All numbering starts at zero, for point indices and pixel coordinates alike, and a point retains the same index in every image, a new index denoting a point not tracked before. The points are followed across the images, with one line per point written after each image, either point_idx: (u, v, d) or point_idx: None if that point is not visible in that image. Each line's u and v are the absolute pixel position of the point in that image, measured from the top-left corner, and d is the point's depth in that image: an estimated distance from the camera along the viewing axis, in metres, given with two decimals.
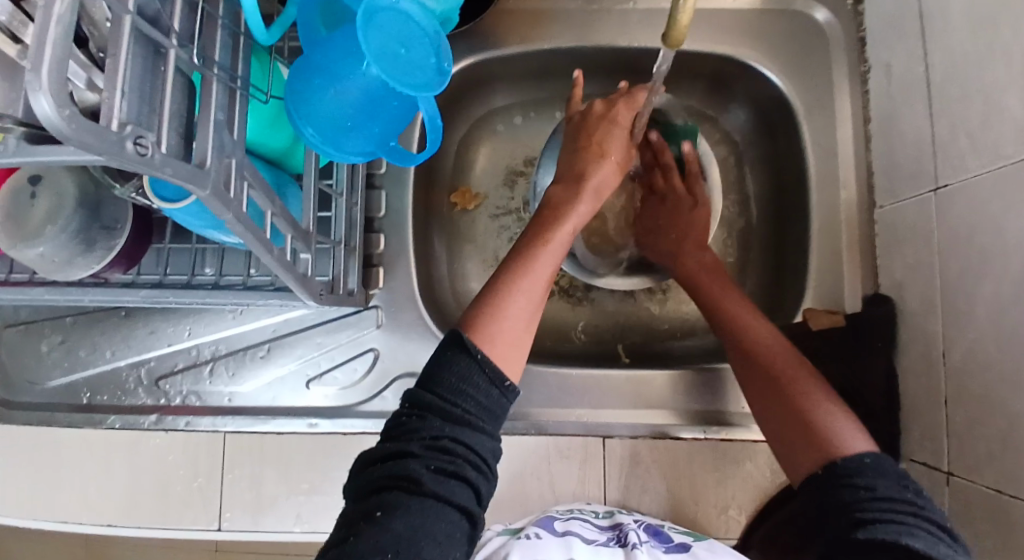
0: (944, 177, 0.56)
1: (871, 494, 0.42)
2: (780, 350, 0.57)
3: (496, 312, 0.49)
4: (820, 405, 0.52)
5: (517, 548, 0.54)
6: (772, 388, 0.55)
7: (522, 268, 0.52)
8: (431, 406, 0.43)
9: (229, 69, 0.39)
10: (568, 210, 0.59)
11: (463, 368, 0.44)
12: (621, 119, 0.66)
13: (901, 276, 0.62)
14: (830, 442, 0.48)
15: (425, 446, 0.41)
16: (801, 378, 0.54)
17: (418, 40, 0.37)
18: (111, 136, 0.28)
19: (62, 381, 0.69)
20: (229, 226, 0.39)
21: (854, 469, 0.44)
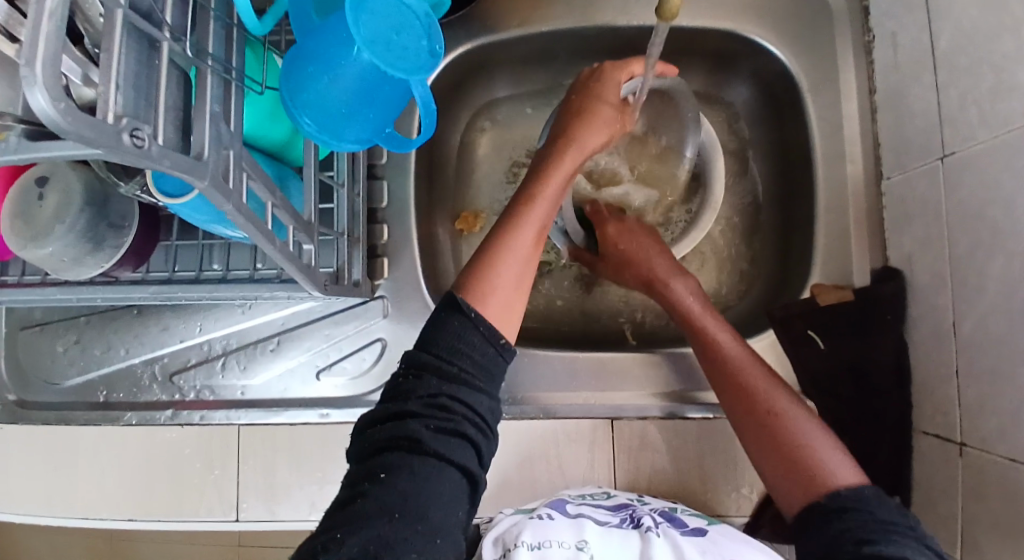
0: (952, 146, 0.55)
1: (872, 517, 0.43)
2: (749, 366, 0.57)
3: (490, 269, 0.48)
4: (805, 438, 0.52)
5: (530, 528, 0.54)
6: (757, 424, 0.54)
7: (510, 226, 0.51)
8: (427, 366, 0.43)
9: (224, 61, 0.39)
10: (551, 173, 0.57)
11: (456, 328, 0.44)
12: (613, 86, 0.61)
13: (909, 248, 0.62)
14: (819, 478, 0.48)
15: (423, 406, 0.41)
16: (773, 398, 0.55)
17: (410, 24, 0.36)
18: (107, 128, 0.29)
19: (78, 380, 0.70)
20: (230, 217, 0.40)
21: (855, 497, 0.45)
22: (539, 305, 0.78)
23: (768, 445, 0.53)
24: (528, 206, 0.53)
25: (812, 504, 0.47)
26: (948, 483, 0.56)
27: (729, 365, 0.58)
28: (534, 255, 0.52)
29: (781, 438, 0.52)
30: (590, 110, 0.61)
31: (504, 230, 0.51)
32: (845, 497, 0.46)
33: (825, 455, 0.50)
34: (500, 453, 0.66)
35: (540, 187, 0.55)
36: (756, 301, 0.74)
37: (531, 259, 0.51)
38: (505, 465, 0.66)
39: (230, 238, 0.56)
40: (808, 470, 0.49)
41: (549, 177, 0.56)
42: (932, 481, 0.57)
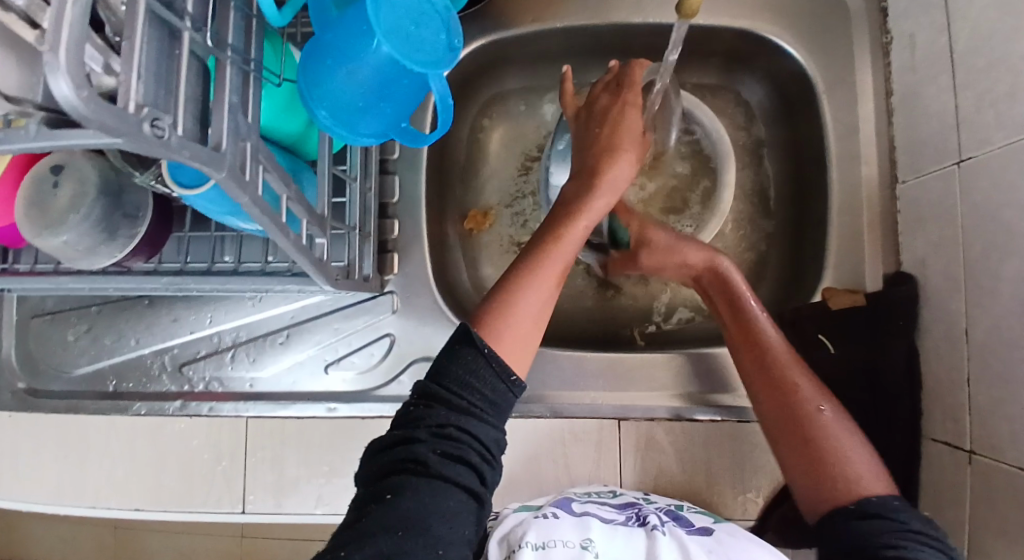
0: (968, 150, 0.55)
1: (902, 525, 0.44)
2: (790, 363, 0.57)
3: (505, 312, 0.48)
4: (839, 438, 0.51)
5: (534, 529, 0.54)
6: (786, 423, 0.54)
7: (534, 263, 0.52)
8: (437, 395, 0.43)
9: (243, 53, 0.39)
10: (579, 211, 0.58)
11: (468, 360, 0.44)
12: (631, 106, 0.65)
13: (923, 253, 0.61)
14: (845, 487, 0.48)
15: (431, 434, 0.42)
16: (810, 396, 0.54)
17: (429, 17, 0.37)
18: (128, 117, 0.29)
19: (89, 369, 0.70)
20: (246, 210, 0.40)
21: (885, 506, 0.46)
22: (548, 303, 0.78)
23: (798, 440, 0.52)
24: (556, 242, 0.54)
25: (839, 511, 0.47)
26: (957, 490, 0.55)
27: (768, 356, 0.57)
28: (552, 294, 0.53)
29: (812, 435, 0.52)
30: (612, 135, 0.63)
31: (522, 271, 0.52)
32: (873, 506, 0.46)
33: (856, 459, 0.50)
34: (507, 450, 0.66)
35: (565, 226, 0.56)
36: (766, 303, 0.74)
37: (552, 296, 0.52)
38: (511, 463, 0.66)
39: (243, 230, 0.56)
40: (835, 476, 0.49)
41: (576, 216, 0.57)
42: (942, 488, 0.57)
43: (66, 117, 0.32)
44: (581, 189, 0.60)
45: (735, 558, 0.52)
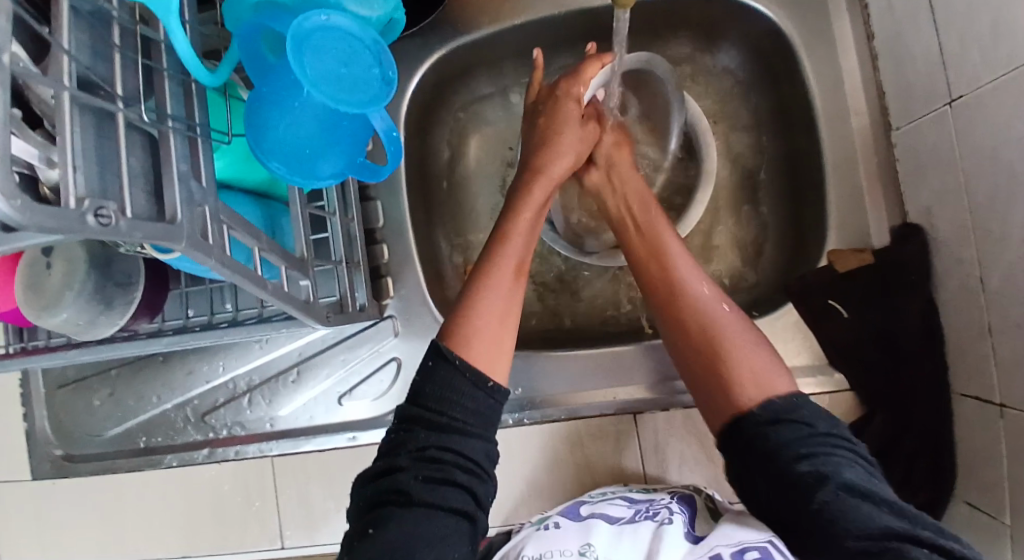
0: (957, 89, 0.52)
1: (810, 430, 0.45)
2: (688, 277, 0.57)
3: (467, 318, 0.49)
4: (734, 340, 0.51)
5: (531, 543, 0.58)
6: (688, 334, 0.54)
7: (490, 266, 0.53)
8: (416, 419, 0.44)
9: (186, 118, 0.39)
10: (521, 206, 0.58)
11: (443, 376, 0.45)
12: (570, 99, 0.64)
13: (928, 202, 0.58)
14: (751, 386, 0.48)
15: (413, 459, 0.42)
16: (710, 303, 0.55)
17: (358, 53, 0.36)
18: (68, 214, 0.29)
19: (118, 430, 0.72)
20: (214, 271, 0.40)
21: (790, 406, 0.46)
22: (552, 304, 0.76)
23: (701, 352, 0.52)
24: (505, 240, 0.55)
25: (744, 418, 0.47)
26: (991, 444, 0.53)
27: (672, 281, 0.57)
28: (515, 292, 0.53)
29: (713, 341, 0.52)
30: (552, 130, 0.64)
31: (481, 276, 0.53)
32: (778, 408, 0.46)
33: (754, 358, 0.50)
34: (525, 460, 0.67)
35: (512, 223, 0.57)
36: (773, 272, 0.72)
37: (514, 295, 0.52)
38: (533, 471, 0.67)
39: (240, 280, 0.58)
40: (742, 376, 0.49)
41: (521, 208, 0.58)
42: (975, 443, 0.55)
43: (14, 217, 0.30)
44: (519, 186, 0.61)
45: (716, 540, 0.53)
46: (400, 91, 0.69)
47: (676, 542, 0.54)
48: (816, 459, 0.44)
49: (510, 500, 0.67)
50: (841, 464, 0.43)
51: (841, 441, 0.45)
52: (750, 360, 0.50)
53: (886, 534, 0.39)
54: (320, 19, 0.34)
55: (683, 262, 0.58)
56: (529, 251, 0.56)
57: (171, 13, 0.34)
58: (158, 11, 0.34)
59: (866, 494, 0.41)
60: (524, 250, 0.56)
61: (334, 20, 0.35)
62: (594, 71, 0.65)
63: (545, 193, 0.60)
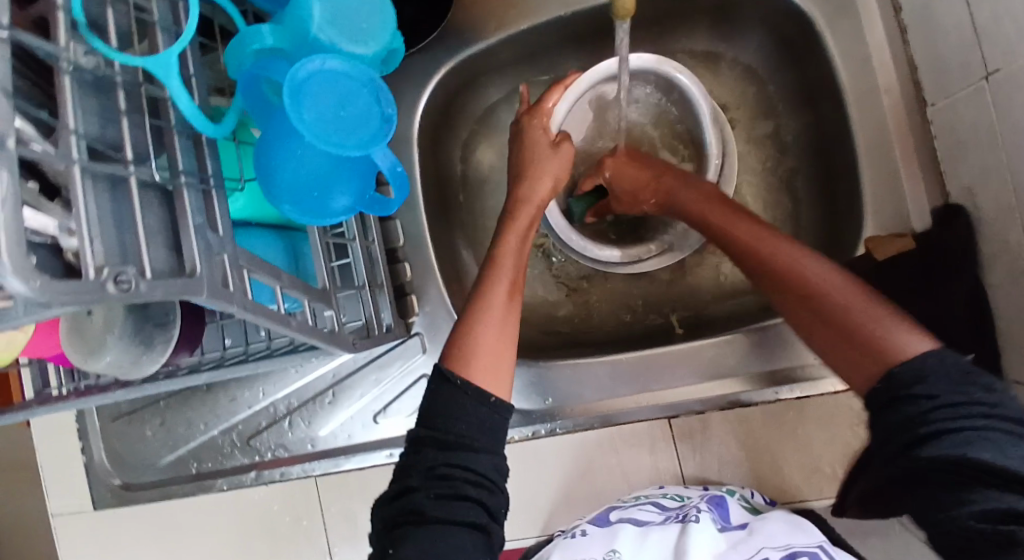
0: (995, 62, 0.49)
1: (931, 403, 0.40)
2: (778, 246, 0.55)
3: (468, 338, 0.49)
4: (846, 295, 0.49)
5: (560, 548, 0.58)
6: (808, 305, 0.51)
7: (485, 285, 0.54)
8: (424, 439, 0.44)
9: (198, 172, 0.40)
10: (506, 229, 0.60)
11: (447, 395, 0.45)
12: (536, 125, 0.67)
13: (970, 181, 0.55)
14: (880, 335, 0.45)
15: (424, 479, 0.43)
16: (808, 265, 0.52)
17: (356, 93, 0.36)
18: (88, 285, 0.30)
19: (171, 458, 0.74)
20: (237, 316, 0.41)
21: (915, 374, 0.42)
22: (579, 308, 0.75)
23: (822, 327, 0.49)
24: (496, 264, 0.56)
25: (880, 389, 0.43)
26: None
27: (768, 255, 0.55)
28: (513, 307, 0.53)
29: (823, 306, 0.49)
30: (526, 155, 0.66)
31: (477, 297, 0.53)
32: (903, 374, 0.42)
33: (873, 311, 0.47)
34: (561, 468, 0.68)
35: (498, 246, 0.58)
36: None
37: (511, 311, 0.53)
38: (570, 479, 0.68)
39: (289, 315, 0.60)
40: (871, 337, 0.46)
41: (506, 232, 0.59)
42: None
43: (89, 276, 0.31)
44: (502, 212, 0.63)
45: (762, 540, 0.55)
46: (411, 109, 0.68)
47: (707, 541, 0.55)
48: (944, 442, 0.39)
49: (547, 506, 0.68)
50: (970, 440, 0.38)
51: (983, 406, 0.39)
52: (879, 323, 0.46)
53: (1004, 519, 0.36)
54: (315, 65, 0.35)
55: (780, 239, 0.55)
56: (522, 271, 0.57)
57: (171, 74, 0.35)
58: (158, 73, 0.35)
59: (994, 475, 0.37)
60: (516, 269, 0.56)
61: (331, 64, 0.35)
62: (557, 94, 0.67)
63: (529, 216, 0.61)
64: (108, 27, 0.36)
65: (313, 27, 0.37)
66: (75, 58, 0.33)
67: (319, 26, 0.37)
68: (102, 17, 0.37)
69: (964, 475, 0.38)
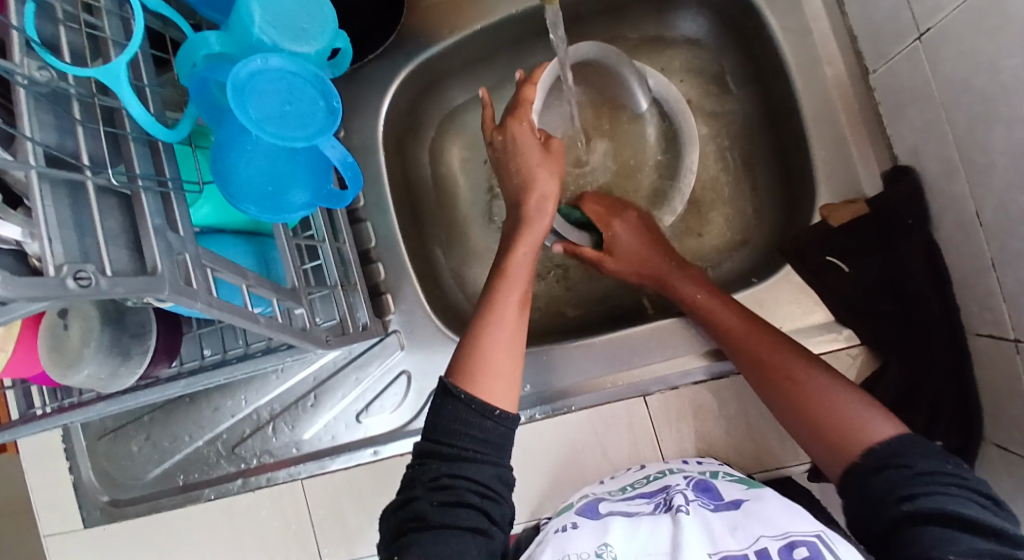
0: (924, 21, 0.51)
1: (911, 471, 0.44)
2: (756, 337, 0.58)
3: (474, 356, 0.51)
4: (822, 396, 0.52)
5: (550, 546, 0.53)
6: (783, 401, 0.55)
7: (491, 302, 0.55)
8: (431, 452, 0.47)
9: (156, 175, 0.41)
10: (518, 238, 0.59)
11: (452, 410, 0.48)
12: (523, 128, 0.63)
13: (913, 141, 0.57)
14: (843, 436, 0.49)
15: (427, 489, 0.46)
16: (782, 361, 0.56)
17: (300, 88, 0.37)
18: (47, 281, 0.31)
19: (157, 472, 0.74)
20: (203, 313, 0.42)
21: (893, 451, 0.46)
22: (551, 299, 0.76)
23: (795, 421, 0.53)
24: (506, 274, 0.57)
25: (852, 468, 0.47)
26: (1011, 380, 0.51)
27: (743, 339, 0.59)
28: (519, 323, 0.55)
29: (798, 404, 0.53)
30: (524, 164, 0.63)
31: (484, 313, 0.55)
32: (881, 454, 0.46)
33: (843, 411, 0.50)
34: (545, 453, 0.69)
35: (507, 259, 0.58)
36: (770, 234, 0.70)
37: (518, 328, 0.55)
38: (555, 466, 0.69)
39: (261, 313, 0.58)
40: (841, 434, 0.49)
41: (519, 242, 0.59)
42: (997, 382, 0.53)
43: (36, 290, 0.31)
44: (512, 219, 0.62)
45: (760, 528, 0.50)
46: (374, 111, 0.70)
47: (700, 532, 0.50)
48: (920, 499, 0.42)
49: (535, 495, 0.69)
50: (948, 499, 0.41)
51: (956, 476, 0.43)
52: (851, 416, 0.49)
53: (980, 557, 0.37)
54: (257, 64, 0.36)
55: (737, 311, 0.61)
56: (529, 285, 0.58)
57: (121, 81, 0.36)
58: (109, 82, 0.36)
59: (972, 527, 0.39)
60: (524, 283, 0.57)
61: (274, 62, 0.36)
62: (532, 90, 0.64)
63: (539, 233, 0.60)
64: (61, 45, 0.38)
65: (255, 30, 0.38)
66: (28, 72, 0.35)
67: (261, 28, 0.38)
68: (56, 37, 0.38)
69: (941, 524, 0.40)
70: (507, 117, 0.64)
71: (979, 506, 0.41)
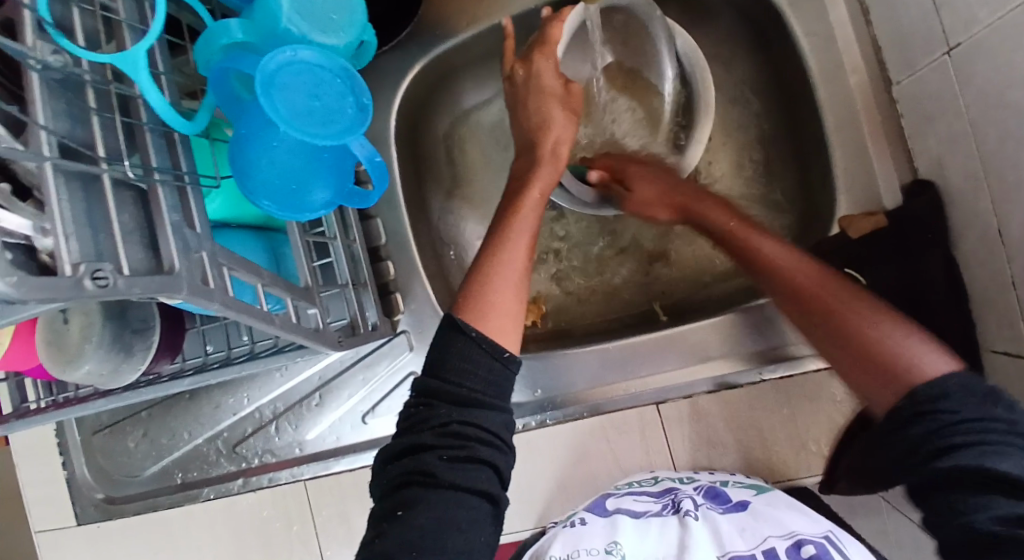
0: (955, 36, 0.50)
1: (954, 417, 0.41)
2: (823, 287, 0.55)
3: (481, 291, 0.51)
4: (877, 329, 0.50)
5: (560, 541, 0.56)
6: (823, 324, 0.53)
7: (503, 239, 0.54)
8: (437, 392, 0.46)
9: (173, 169, 0.39)
10: (532, 179, 0.60)
11: (460, 348, 0.46)
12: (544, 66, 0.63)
13: (937, 154, 0.57)
14: (897, 368, 0.47)
15: (436, 435, 0.44)
16: (835, 299, 0.54)
17: (329, 83, 0.36)
18: (62, 281, 0.30)
19: (155, 469, 0.73)
20: (218, 313, 0.40)
21: (936, 394, 0.43)
22: (562, 303, 0.75)
23: (848, 353, 0.51)
24: (520, 211, 0.57)
25: (895, 410, 0.45)
26: None
27: (786, 277, 0.57)
28: (527, 266, 0.54)
29: (855, 340, 0.50)
30: (545, 106, 0.63)
31: (495, 247, 0.54)
32: (924, 397, 0.43)
33: (909, 347, 0.48)
34: (554, 458, 0.69)
35: (523, 196, 0.58)
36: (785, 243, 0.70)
37: (527, 267, 0.54)
38: (562, 472, 0.68)
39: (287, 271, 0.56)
40: (896, 362, 0.47)
41: (534, 182, 0.60)
42: None
43: (48, 291, 0.29)
44: (529, 162, 0.62)
45: (767, 528, 0.53)
46: (389, 105, 0.68)
47: (709, 539, 0.53)
48: (959, 453, 0.40)
49: (542, 500, 0.68)
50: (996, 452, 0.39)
51: (1003, 422, 0.41)
52: (902, 348, 0.48)
53: (1018, 523, 0.37)
54: (286, 56, 0.34)
55: (772, 242, 0.60)
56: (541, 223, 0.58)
57: (139, 69, 0.35)
58: (127, 69, 0.34)
59: (1013, 486, 0.38)
60: (535, 222, 0.57)
61: (303, 54, 0.35)
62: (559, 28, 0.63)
63: (554, 173, 0.61)
64: (74, 27, 0.36)
65: (283, 20, 0.36)
66: (41, 56, 0.33)
67: (289, 19, 0.36)
68: (67, 18, 0.36)
69: (981, 483, 0.39)
70: (535, 51, 0.64)
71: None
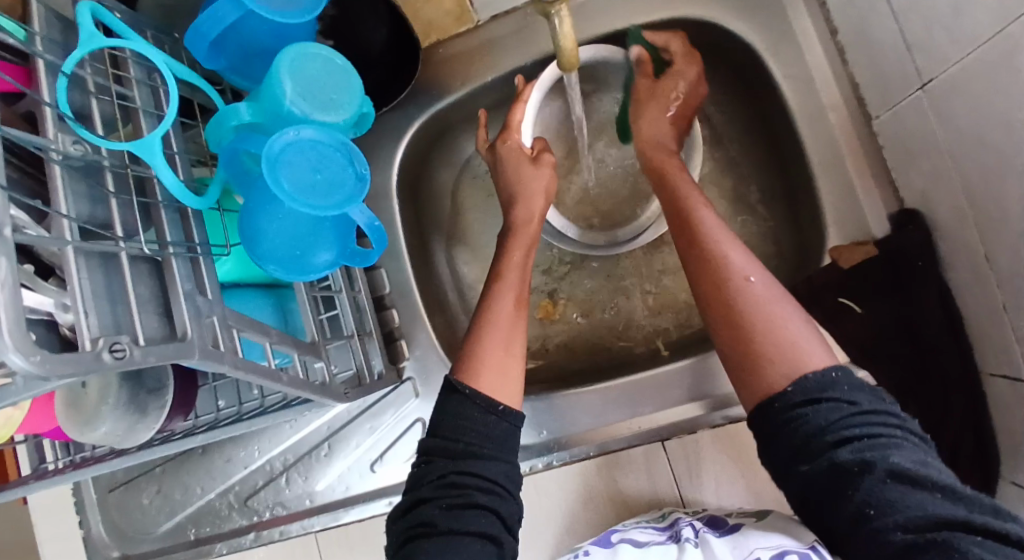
0: (929, 73, 0.52)
1: (853, 408, 0.44)
2: (720, 238, 0.55)
3: (472, 351, 0.52)
4: (770, 308, 0.50)
5: None
6: (719, 302, 0.52)
7: (487, 306, 0.56)
8: (435, 448, 0.48)
9: (186, 242, 0.42)
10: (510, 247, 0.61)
11: (456, 405, 0.49)
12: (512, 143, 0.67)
13: (921, 186, 0.58)
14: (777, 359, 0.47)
15: (436, 488, 0.46)
16: (741, 265, 0.53)
17: (330, 157, 0.38)
18: (82, 356, 0.32)
19: (168, 525, 0.73)
20: (227, 375, 0.42)
21: (829, 382, 0.45)
22: (564, 342, 0.76)
23: (728, 325, 0.50)
24: (501, 276, 0.58)
25: (779, 392, 0.46)
26: None
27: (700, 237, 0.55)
28: (517, 329, 0.55)
29: (742, 315, 0.50)
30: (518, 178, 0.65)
31: (485, 306, 0.56)
32: (812, 383, 0.45)
33: (792, 333, 0.48)
34: (560, 499, 0.69)
35: (502, 261, 0.60)
36: (781, 274, 0.72)
37: (517, 325, 0.55)
38: (570, 512, 0.69)
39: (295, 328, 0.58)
40: (787, 346, 0.47)
41: (510, 248, 0.61)
42: (1016, 424, 0.53)
43: (67, 366, 0.30)
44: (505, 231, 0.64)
45: (754, 543, 0.53)
46: (390, 160, 0.72)
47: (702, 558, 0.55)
48: (860, 442, 0.42)
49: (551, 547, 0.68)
50: (888, 444, 0.42)
51: (896, 419, 0.44)
52: (786, 335, 0.48)
53: (927, 524, 0.38)
54: (289, 137, 0.37)
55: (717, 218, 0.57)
56: (526, 283, 0.59)
57: (155, 153, 0.37)
58: (143, 154, 0.37)
59: (914, 478, 0.40)
60: (520, 283, 0.58)
61: (306, 133, 0.38)
62: (522, 109, 0.67)
63: (531, 235, 0.63)
64: (92, 115, 0.39)
65: (286, 102, 0.39)
66: (62, 147, 0.35)
67: (292, 101, 0.39)
68: (86, 106, 0.39)
69: (884, 477, 0.40)
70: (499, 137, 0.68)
71: (916, 451, 0.42)
